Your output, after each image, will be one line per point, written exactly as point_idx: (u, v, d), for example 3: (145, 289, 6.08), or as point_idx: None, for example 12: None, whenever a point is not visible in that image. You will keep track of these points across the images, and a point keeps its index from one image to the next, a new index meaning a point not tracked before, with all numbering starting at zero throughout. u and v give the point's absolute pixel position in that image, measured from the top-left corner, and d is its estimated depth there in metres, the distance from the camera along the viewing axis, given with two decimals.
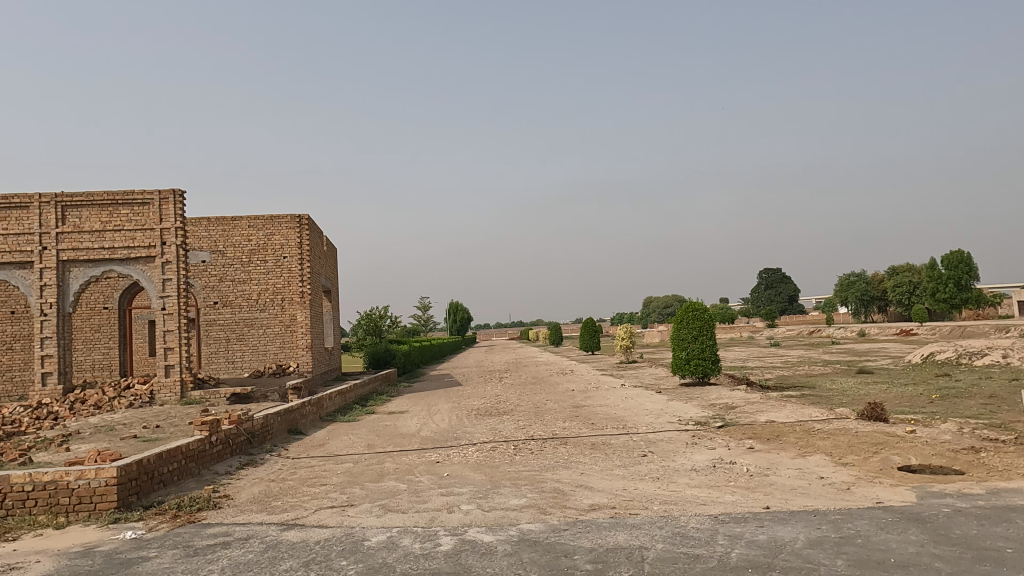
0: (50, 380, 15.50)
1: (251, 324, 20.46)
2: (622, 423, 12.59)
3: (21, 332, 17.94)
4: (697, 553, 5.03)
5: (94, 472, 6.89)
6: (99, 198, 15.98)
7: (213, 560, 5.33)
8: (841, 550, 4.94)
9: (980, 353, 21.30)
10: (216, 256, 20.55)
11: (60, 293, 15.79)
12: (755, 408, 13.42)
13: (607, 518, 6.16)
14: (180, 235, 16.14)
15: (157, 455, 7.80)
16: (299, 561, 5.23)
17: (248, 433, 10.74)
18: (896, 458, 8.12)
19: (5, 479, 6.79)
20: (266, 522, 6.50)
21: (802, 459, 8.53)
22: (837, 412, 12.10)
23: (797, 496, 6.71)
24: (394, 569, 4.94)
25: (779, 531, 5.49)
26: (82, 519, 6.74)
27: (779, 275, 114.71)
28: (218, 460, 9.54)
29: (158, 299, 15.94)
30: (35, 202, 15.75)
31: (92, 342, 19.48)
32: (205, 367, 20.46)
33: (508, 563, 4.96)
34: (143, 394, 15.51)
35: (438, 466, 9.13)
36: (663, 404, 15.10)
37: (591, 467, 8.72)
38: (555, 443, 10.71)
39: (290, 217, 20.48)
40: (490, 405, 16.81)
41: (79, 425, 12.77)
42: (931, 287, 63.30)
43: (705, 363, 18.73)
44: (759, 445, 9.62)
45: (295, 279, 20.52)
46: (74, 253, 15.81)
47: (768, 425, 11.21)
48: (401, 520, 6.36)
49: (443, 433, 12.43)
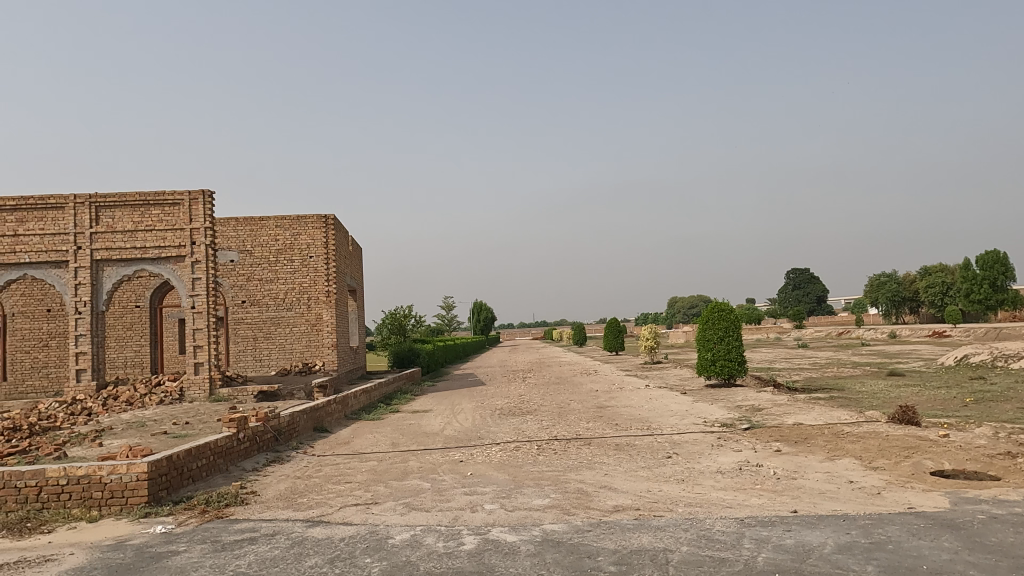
0: (84, 377, 15.88)
1: (278, 323, 20.72)
2: (646, 424, 12.50)
3: (58, 330, 18.46)
4: (722, 556, 4.97)
5: (125, 466, 7.03)
6: (131, 199, 16.32)
7: (240, 556, 5.41)
8: (871, 556, 4.85)
9: (1017, 356, 20.77)
10: (244, 255, 20.86)
11: (94, 291, 16.15)
12: (782, 410, 13.21)
13: (630, 519, 6.12)
14: (209, 235, 16.39)
15: (188, 451, 7.94)
16: (324, 557, 5.28)
17: (275, 430, 10.89)
18: (928, 462, 7.95)
19: (41, 472, 6.97)
20: (292, 518, 6.59)
21: (831, 462, 8.39)
22: (867, 415, 11.88)
23: (826, 500, 6.60)
24: (418, 568, 4.94)
25: (806, 536, 5.41)
26: (114, 512, 6.90)
27: (808, 275, 112.88)
28: (246, 457, 9.69)
29: (188, 298, 16.20)
30: (70, 203, 16.18)
31: (124, 339, 19.94)
32: (232, 364, 20.72)
33: (531, 563, 4.95)
34: (174, 390, 15.83)
35: (462, 465, 9.15)
36: (688, 404, 14.97)
37: (615, 468, 8.69)
38: (579, 443, 10.69)
39: (315, 217, 20.76)
40: (514, 405, 16.83)
41: (112, 421, 13.07)
42: (965, 287, 61.64)
43: (732, 364, 18.46)
44: (786, 448, 9.49)
45: (321, 279, 20.79)
46: (107, 253, 16.18)
47: (796, 427, 11.07)
48: (425, 518, 6.40)
49: (467, 432, 12.47)
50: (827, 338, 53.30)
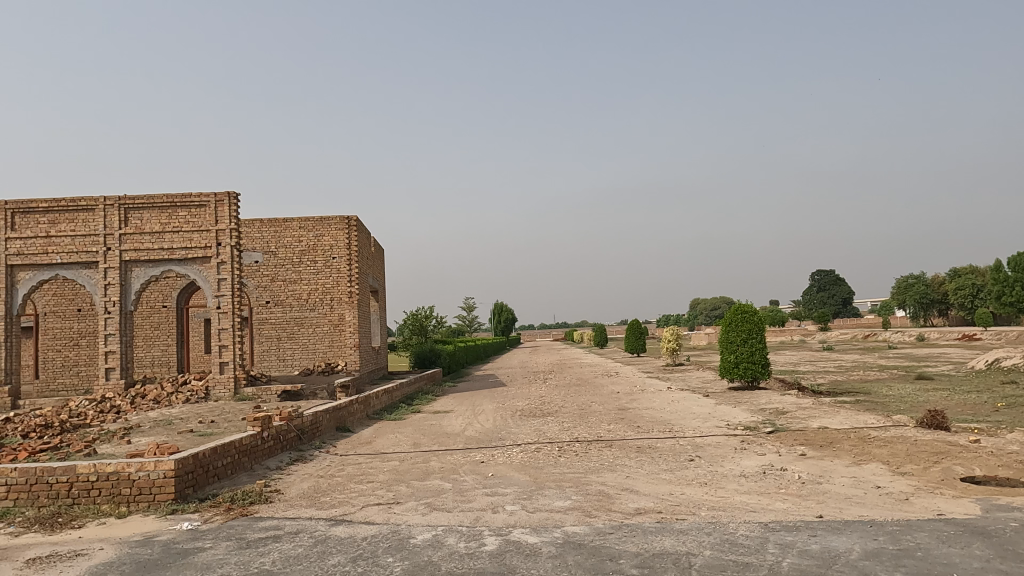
0: (113, 375, 16.19)
1: (301, 323, 20.94)
2: (668, 426, 12.41)
3: (87, 329, 18.83)
4: (746, 560, 4.92)
5: (153, 464, 7.15)
6: (159, 201, 16.61)
7: (265, 553, 5.47)
8: (900, 563, 4.76)
9: None
10: (269, 256, 21.11)
11: (123, 292, 16.47)
12: (807, 413, 13.04)
13: (653, 522, 6.09)
14: (235, 237, 16.62)
15: (213, 450, 8.05)
16: (347, 556, 5.33)
17: (298, 430, 11.00)
18: (958, 468, 7.79)
19: (72, 468, 7.12)
20: (315, 517, 6.65)
21: (858, 467, 8.27)
22: (894, 419, 11.68)
23: (852, 505, 6.50)
24: (440, 569, 4.95)
25: (832, 541, 5.33)
26: (142, 509, 7.03)
27: (833, 278, 111.30)
28: (270, 455, 9.80)
29: (213, 299, 16.45)
30: (100, 205, 16.52)
31: (151, 339, 20.30)
32: (256, 364, 20.97)
33: (553, 565, 4.94)
34: (200, 389, 16.07)
35: (483, 466, 9.17)
36: (711, 407, 14.83)
37: (637, 470, 8.64)
38: (600, 445, 10.65)
39: (338, 219, 20.96)
40: (535, 406, 16.81)
41: (139, 419, 13.31)
42: (997, 290, 60.20)
43: (756, 366, 18.27)
44: (811, 452, 9.37)
45: (343, 280, 20.98)
46: (135, 254, 16.48)
47: (821, 431, 10.91)
48: (447, 519, 6.43)
49: (489, 432, 12.49)
50: (857, 338, 55.85)
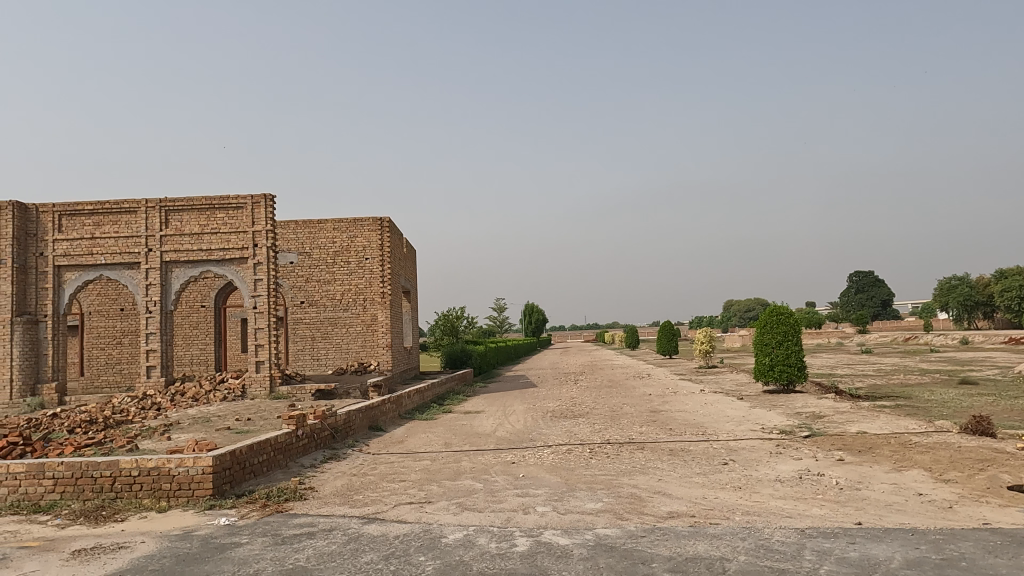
0: (154, 374, 16.62)
1: (335, 323, 21.24)
2: (701, 429, 12.26)
3: (129, 328, 19.37)
4: (782, 567, 4.83)
5: (192, 460, 7.32)
6: (197, 203, 17.00)
7: (299, 550, 5.55)
8: (942, 572, 4.62)
9: None
10: (304, 257, 21.44)
11: (163, 292, 16.91)
12: (845, 418, 12.75)
13: (686, 526, 6.02)
14: (270, 237, 16.92)
15: (249, 447, 8.20)
16: (379, 554, 5.38)
17: (332, 429, 11.14)
18: (1005, 476, 7.53)
19: (115, 463, 7.32)
20: (348, 514, 6.73)
21: (898, 473, 8.05)
22: (937, 425, 11.35)
23: (892, 512, 6.33)
24: (471, 569, 4.96)
25: (872, 549, 5.20)
26: (181, 503, 7.19)
27: (874, 279, 108.83)
28: (304, 453, 9.95)
29: (250, 298, 16.79)
30: (142, 207, 16.98)
31: (190, 338, 20.79)
32: (291, 363, 21.32)
33: (585, 567, 4.91)
34: (236, 388, 16.41)
35: (514, 467, 9.17)
36: (745, 410, 14.60)
37: (670, 473, 8.55)
38: (631, 447, 10.57)
39: (371, 220, 21.21)
40: (566, 407, 16.76)
41: (179, 415, 13.64)
42: None
43: (791, 369, 17.94)
44: (849, 457, 9.15)
45: (376, 280, 21.21)
46: (175, 255, 16.90)
47: (860, 436, 10.66)
48: (479, 519, 6.44)
49: (520, 433, 12.50)
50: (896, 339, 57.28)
